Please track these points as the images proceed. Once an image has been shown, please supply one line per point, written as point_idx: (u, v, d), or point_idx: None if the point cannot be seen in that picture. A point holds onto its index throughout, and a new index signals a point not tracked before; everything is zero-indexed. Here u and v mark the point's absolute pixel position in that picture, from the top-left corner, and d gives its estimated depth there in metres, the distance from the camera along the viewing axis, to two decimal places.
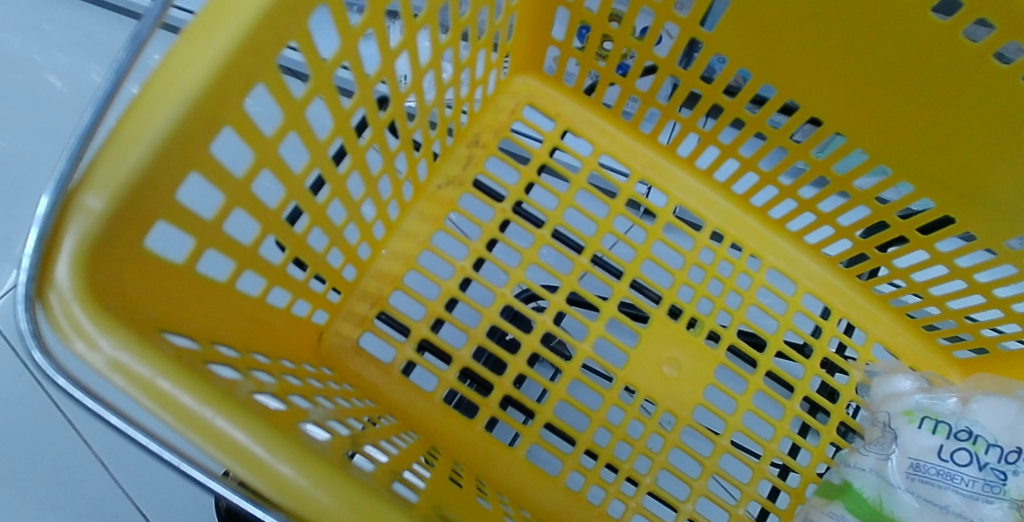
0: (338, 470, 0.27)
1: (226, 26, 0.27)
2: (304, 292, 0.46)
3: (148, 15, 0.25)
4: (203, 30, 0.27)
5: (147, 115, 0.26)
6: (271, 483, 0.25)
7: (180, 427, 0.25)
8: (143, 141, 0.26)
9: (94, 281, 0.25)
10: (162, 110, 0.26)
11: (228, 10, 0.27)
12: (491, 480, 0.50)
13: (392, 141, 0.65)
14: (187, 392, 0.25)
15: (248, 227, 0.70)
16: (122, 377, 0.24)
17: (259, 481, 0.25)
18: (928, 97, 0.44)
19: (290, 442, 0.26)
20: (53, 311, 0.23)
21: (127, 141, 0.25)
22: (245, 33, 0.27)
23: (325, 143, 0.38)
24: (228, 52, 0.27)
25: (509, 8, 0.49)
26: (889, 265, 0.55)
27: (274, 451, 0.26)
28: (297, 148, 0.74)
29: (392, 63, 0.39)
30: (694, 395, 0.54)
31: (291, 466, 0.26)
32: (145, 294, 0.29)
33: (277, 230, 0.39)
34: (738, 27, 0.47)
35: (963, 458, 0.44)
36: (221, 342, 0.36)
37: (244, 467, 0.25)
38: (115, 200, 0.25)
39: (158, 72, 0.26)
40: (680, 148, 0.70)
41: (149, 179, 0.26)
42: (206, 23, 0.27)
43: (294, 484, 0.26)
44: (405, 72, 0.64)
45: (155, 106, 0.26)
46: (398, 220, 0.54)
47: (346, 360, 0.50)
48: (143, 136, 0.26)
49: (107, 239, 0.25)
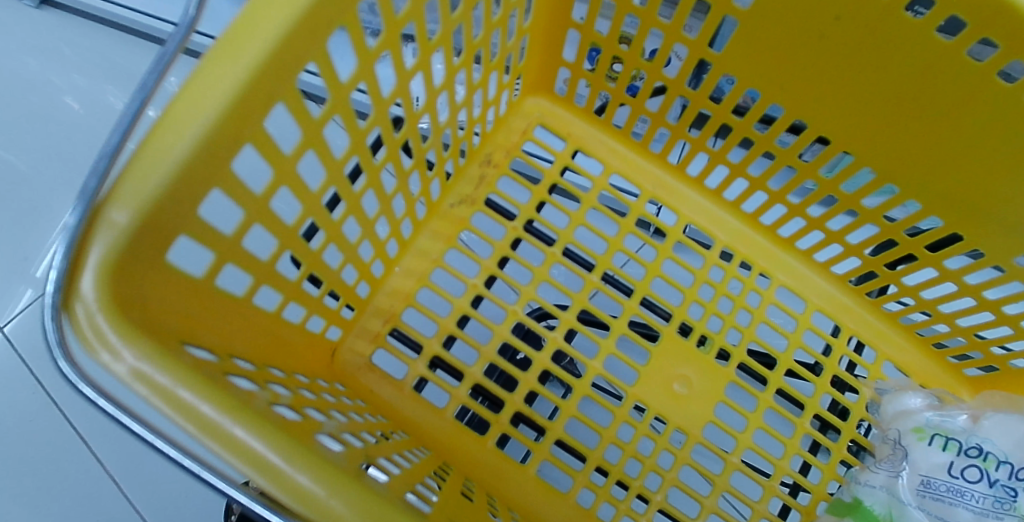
0: (354, 479, 0.27)
1: (246, 47, 0.28)
2: (319, 308, 0.47)
3: (171, 40, 0.26)
4: (226, 52, 0.28)
5: (172, 133, 0.27)
6: (289, 492, 0.26)
7: (199, 434, 0.26)
8: (170, 158, 0.27)
9: (118, 292, 0.26)
10: (187, 130, 0.28)
11: (249, 30, 0.28)
12: (503, 497, 0.50)
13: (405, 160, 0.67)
14: (207, 402, 0.26)
15: (264, 243, 0.72)
16: (144, 386, 0.25)
17: (276, 489, 0.26)
18: (936, 115, 0.45)
19: (306, 451, 0.27)
20: (80, 322, 0.25)
21: (152, 159, 0.27)
22: (268, 55, 0.29)
23: (341, 161, 0.39)
24: (249, 72, 0.29)
25: (520, 31, 0.51)
26: (898, 283, 0.55)
27: (290, 460, 0.27)
28: (312, 166, 0.76)
29: (407, 85, 0.40)
30: (704, 413, 0.54)
31: (308, 474, 0.27)
32: (165, 306, 0.30)
33: (293, 246, 0.40)
34: (746, 48, 0.48)
35: (973, 475, 0.44)
36: (238, 355, 0.37)
37: (262, 476, 0.26)
38: (140, 215, 0.27)
39: (181, 93, 0.28)
40: (689, 167, 0.71)
41: (172, 195, 0.28)
42: (229, 44, 0.28)
43: (310, 492, 0.26)
44: (418, 93, 0.67)
45: (180, 126, 0.27)
46: (411, 238, 0.55)
47: (359, 376, 0.51)
48: (168, 152, 0.27)
49: (131, 253, 0.27)
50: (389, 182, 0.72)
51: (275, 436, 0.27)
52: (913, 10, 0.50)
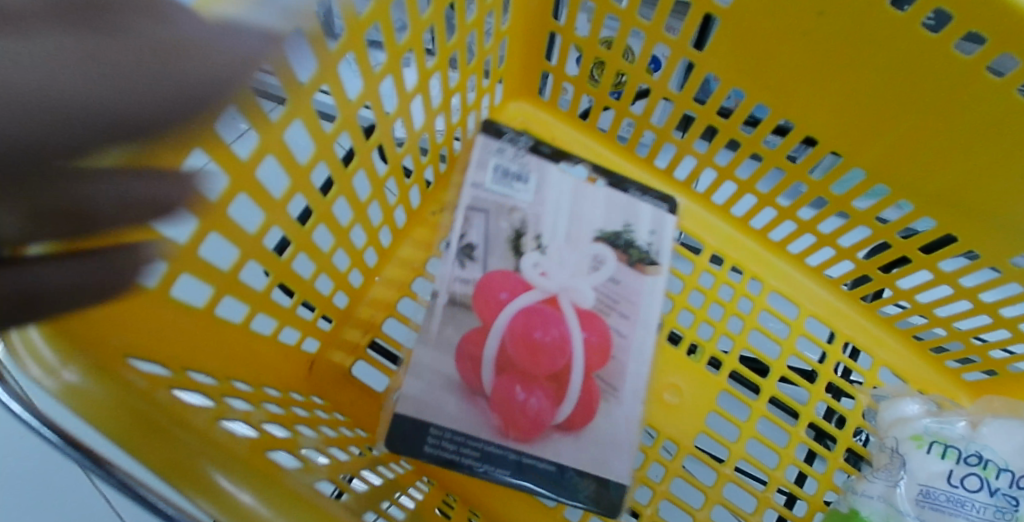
0: (304, 498, 0.24)
1: (202, 43, 0.25)
2: (293, 320, 0.42)
3: (111, 43, 0.24)
4: (170, 53, 0.25)
5: (112, 136, 0.24)
6: (228, 511, 0.23)
7: (140, 454, 0.22)
8: (106, 162, 0.23)
9: (52, 308, 0.23)
10: (127, 127, 0.23)
11: (209, 18, 0.25)
12: (487, 511, 0.48)
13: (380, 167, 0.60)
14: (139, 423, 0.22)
15: (226, 252, 0.58)
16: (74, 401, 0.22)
17: (213, 510, 0.23)
18: (923, 112, 0.42)
19: (255, 470, 0.24)
20: (16, 340, 0.22)
21: (86, 160, 0.23)
22: (217, 53, 0.25)
23: (309, 167, 0.36)
24: (200, 72, 0.25)
25: (499, 34, 0.48)
26: (892, 286, 0.53)
27: (216, 462, 0.23)
28: (276, 170, 0.64)
29: (377, 88, 0.38)
30: (695, 423, 0.52)
31: (252, 493, 0.23)
32: (118, 323, 0.26)
33: (261, 258, 0.35)
34: (730, 45, 0.45)
35: (974, 484, 0.43)
36: (200, 370, 0.32)
37: (187, 486, 0.22)
38: (76, 222, 0.23)
39: None
40: (697, 187, 0.62)
41: (117, 202, 0.24)
42: (180, 37, 0.25)
43: (253, 513, 0.23)
44: (389, 96, 0.60)
45: (117, 126, 0.23)
46: (392, 247, 0.51)
47: (340, 390, 0.47)
48: (103, 159, 0.23)
49: (74, 263, 0.23)
50: (364, 187, 0.60)
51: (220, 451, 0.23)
52: (927, 21, 0.50)
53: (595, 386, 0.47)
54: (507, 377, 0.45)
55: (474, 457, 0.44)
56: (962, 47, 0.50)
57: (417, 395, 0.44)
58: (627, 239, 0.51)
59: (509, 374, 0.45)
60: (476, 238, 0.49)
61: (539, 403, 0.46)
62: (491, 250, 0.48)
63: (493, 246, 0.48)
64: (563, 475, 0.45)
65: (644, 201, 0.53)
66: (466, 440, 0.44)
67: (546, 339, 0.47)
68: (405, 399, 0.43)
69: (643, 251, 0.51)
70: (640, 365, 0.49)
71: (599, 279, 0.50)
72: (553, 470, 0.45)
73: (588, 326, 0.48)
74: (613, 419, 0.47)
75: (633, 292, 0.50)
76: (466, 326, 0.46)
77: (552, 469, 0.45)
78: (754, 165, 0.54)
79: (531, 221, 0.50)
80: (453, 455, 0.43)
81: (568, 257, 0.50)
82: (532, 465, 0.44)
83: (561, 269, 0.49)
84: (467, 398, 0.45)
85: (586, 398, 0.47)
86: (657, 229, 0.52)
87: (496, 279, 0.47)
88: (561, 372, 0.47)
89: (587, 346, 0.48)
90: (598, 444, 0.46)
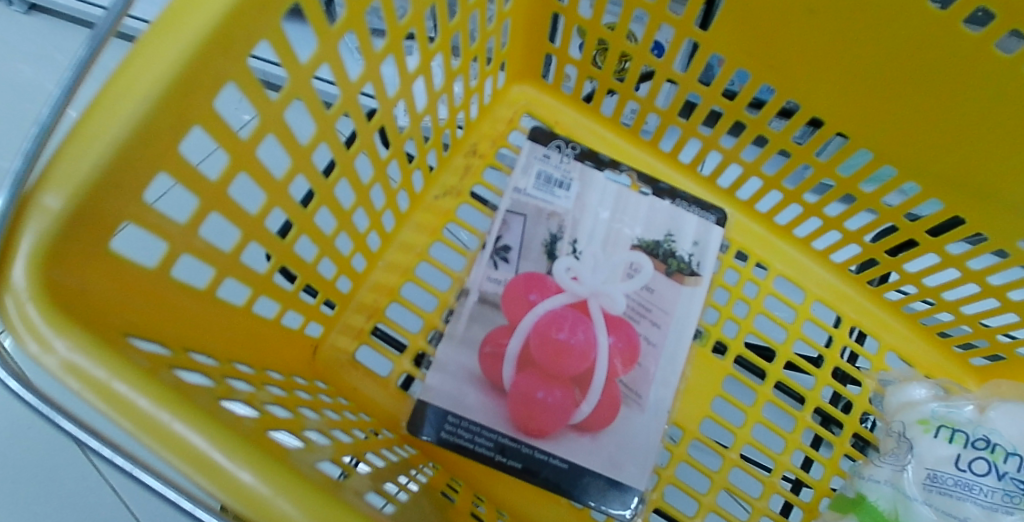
0: (305, 478, 0.24)
1: (194, 18, 0.25)
2: (295, 303, 0.42)
3: (101, 24, 0.22)
4: (164, 31, 0.24)
5: (108, 112, 0.23)
6: (230, 492, 0.22)
7: (135, 432, 0.22)
8: (105, 138, 0.23)
9: (55, 281, 0.22)
10: (125, 107, 0.24)
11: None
12: (491, 496, 0.48)
13: (382, 151, 0.60)
14: (145, 395, 0.22)
15: (227, 233, 0.58)
16: (76, 380, 0.22)
17: (214, 490, 0.22)
18: (933, 91, 0.41)
19: (255, 451, 0.23)
20: (8, 314, 0.21)
21: (86, 139, 0.23)
22: (211, 31, 0.25)
23: (308, 148, 0.35)
24: (193, 48, 0.25)
25: (501, 15, 0.47)
26: (899, 270, 0.52)
27: (214, 441, 0.22)
28: (276, 151, 0.63)
29: (377, 69, 0.38)
30: (701, 408, 0.51)
31: (252, 472, 0.23)
32: (116, 300, 0.26)
33: (260, 238, 0.35)
34: (735, 24, 0.44)
35: (982, 468, 0.43)
36: (201, 350, 0.32)
37: (187, 466, 0.22)
38: (77, 200, 0.23)
39: (119, 72, 0.24)
40: (703, 170, 0.62)
41: (111, 178, 0.24)
42: (171, 16, 0.24)
43: (253, 492, 0.22)
44: (393, 82, 0.59)
45: (114, 106, 0.23)
46: (394, 231, 0.51)
47: (343, 374, 0.47)
48: (102, 135, 0.23)
49: (71, 238, 0.23)
50: (365, 170, 0.59)
51: (221, 431, 0.23)
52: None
53: (618, 392, 0.48)
54: (527, 371, 0.47)
55: (487, 447, 0.46)
56: (969, 27, 0.48)
57: (443, 382, 0.47)
58: (669, 248, 0.52)
59: (528, 372, 0.47)
60: (513, 241, 0.51)
61: (555, 400, 0.47)
62: (526, 252, 0.51)
63: (526, 247, 0.51)
64: (573, 475, 0.46)
65: (690, 212, 0.53)
66: (483, 430, 0.46)
67: (570, 341, 0.48)
68: (435, 388, 0.47)
69: (684, 262, 0.52)
70: (666, 370, 0.49)
71: (633, 287, 0.51)
72: (564, 469, 0.46)
73: (614, 332, 0.49)
74: (633, 426, 0.48)
75: (667, 301, 0.51)
76: (494, 324, 0.49)
77: (562, 468, 0.46)
78: (770, 154, 0.53)
79: (569, 226, 0.52)
80: (467, 443, 0.46)
81: (603, 260, 0.51)
82: (546, 461, 0.46)
83: (590, 272, 0.51)
84: (489, 392, 0.47)
85: (605, 403, 0.48)
86: (699, 241, 0.52)
87: (521, 279, 0.50)
88: (585, 373, 0.48)
89: (612, 350, 0.49)
90: (615, 446, 0.47)
